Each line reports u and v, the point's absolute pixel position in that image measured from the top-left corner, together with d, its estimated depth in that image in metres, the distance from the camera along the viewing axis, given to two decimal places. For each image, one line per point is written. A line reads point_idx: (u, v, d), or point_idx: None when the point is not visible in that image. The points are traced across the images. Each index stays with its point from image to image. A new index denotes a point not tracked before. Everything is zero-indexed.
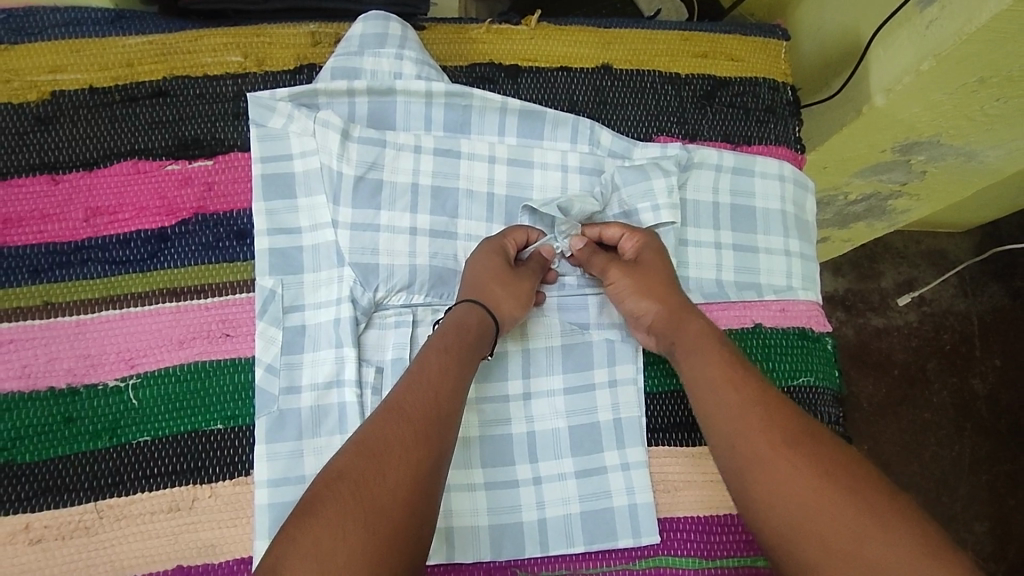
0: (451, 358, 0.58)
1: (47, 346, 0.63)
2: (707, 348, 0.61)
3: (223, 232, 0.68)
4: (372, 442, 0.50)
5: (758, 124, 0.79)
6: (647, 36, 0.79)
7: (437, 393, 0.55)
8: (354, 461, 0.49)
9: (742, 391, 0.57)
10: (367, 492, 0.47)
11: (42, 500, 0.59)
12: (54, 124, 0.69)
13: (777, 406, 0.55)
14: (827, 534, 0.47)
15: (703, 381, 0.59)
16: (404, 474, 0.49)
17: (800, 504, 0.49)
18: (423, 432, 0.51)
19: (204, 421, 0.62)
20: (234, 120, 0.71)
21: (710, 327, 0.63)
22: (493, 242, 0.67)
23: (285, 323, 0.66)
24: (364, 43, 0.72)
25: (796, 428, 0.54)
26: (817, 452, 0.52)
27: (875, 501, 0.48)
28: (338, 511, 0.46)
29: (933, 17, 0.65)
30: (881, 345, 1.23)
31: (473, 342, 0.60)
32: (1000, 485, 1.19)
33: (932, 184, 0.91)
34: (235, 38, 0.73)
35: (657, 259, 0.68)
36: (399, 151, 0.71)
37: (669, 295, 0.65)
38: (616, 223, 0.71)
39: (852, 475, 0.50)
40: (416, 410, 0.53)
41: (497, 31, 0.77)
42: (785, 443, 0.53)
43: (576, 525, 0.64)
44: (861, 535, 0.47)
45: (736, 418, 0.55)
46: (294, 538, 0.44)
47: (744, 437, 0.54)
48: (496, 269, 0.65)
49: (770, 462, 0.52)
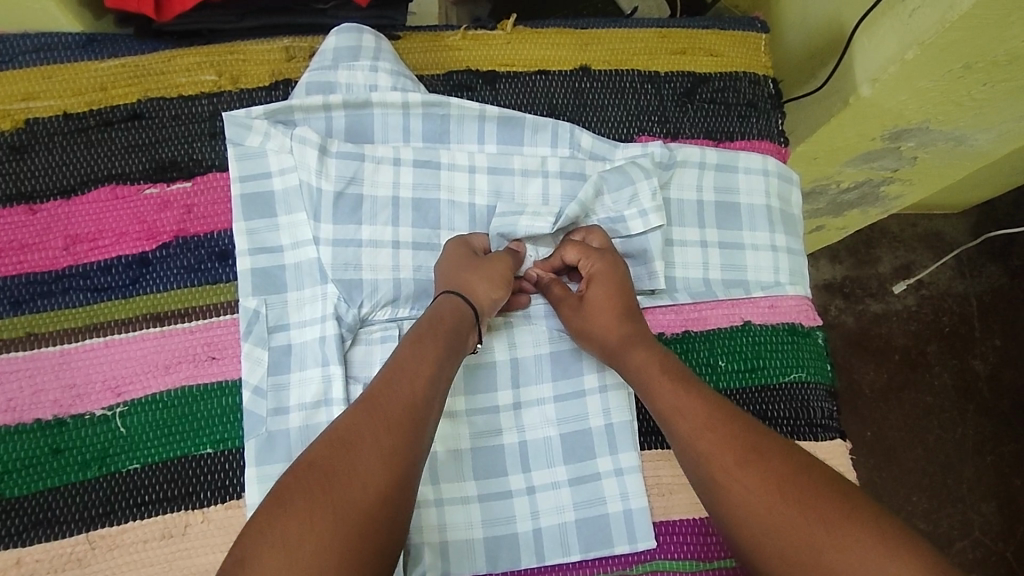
0: (428, 349, 0.57)
1: (31, 378, 0.63)
2: (652, 377, 0.60)
3: (205, 254, 0.67)
4: (343, 433, 0.50)
5: (740, 118, 0.79)
6: (625, 35, 0.79)
7: (412, 383, 0.54)
8: (324, 451, 0.49)
9: (689, 415, 0.56)
10: (337, 482, 0.47)
11: (34, 534, 0.59)
12: (29, 152, 0.68)
13: (724, 425, 0.55)
14: (788, 550, 0.47)
15: (658, 407, 0.59)
16: (373, 465, 0.48)
17: (765, 526, 0.49)
18: (397, 423, 0.51)
19: (194, 445, 0.62)
20: (211, 140, 0.70)
21: (655, 354, 0.62)
22: (456, 239, 0.68)
23: (271, 343, 0.65)
24: (338, 56, 0.71)
25: (744, 443, 0.53)
26: (769, 465, 0.51)
27: (831, 505, 0.48)
28: (306, 501, 0.45)
29: (915, 5, 0.64)
30: (881, 330, 1.23)
31: (452, 330, 0.60)
32: (1005, 465, 1.19)
33: (923, 169, 0.91)
34: (208, 57, 0.72)
35: (605, 296, 0.66)
36: (378, 164, 0.70)
37: (615, 323, 0.64)
38: (571, 245, 0.69)
39: (807, 482, 0.50)
40: (393, 399, 0.52)
41: (473, 37, 0.77)
42: (734, 464, 0.52)
43: (572, 534, 0.64)
44: (815, 544, 0.46)
45: (689, 444, 0.55)
46: (264, 529, 0.44)
47: (699, 463, 0.54)
48: (466, 262, 0.65)
49: (726, 488, 0.51)
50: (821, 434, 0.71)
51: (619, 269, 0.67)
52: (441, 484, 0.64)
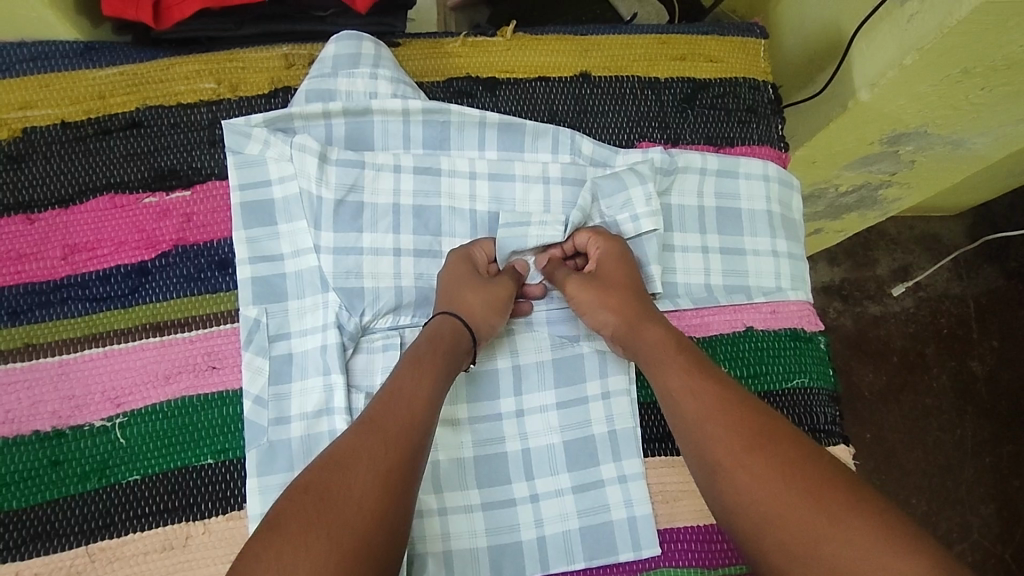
0: (426, 369, 0.57)
1: (30, 389, 0.62)
2: (666, 358, 0.60)
3: (205, 263, 0.67)
4: (340, 455, 0.49)
5: (740, 124, 0.79)
6: (625, 41, 0.79)
7: (409, 404, 0.54)
8: (321, 474, 0.48)
9: (699, 399, 0.56)
10: (332, 505, 0.46)
11: (33, 547, 0.59)
12: (27, 161, 0.68)
13: (737, 411, 0.54)
14: (790, 541, 0.47)
15: (666, 391, 0.59)
16: (369, 483, 0.48)
17: (767, 514, 0.48)
18: (394, 443, 0.51)
19: (195, 456, 0.62)
20: (211, 148, 0.70)
21: (670, 332, 0.63)
22: (458, 251, 0.68)
23: (272, 353, 0.65)
24: (338, 63, 0.71)
25: (754, 430, 0.53)
26: (778, 453, 0.51)
27: (837, 495, 0.48)
28: (301, 524, 0.45)
29: (914, 11, 0.64)
30: (879, 333, 1.23)
31: (453, 351, 0.61)
32: (1003, 466, 1.19)
33: (920, 173, 0.91)
34: (207, 65, 0.72)
35: (618, 268, 0.68)
36: (378, 171, 0.70)
37: (625, 297, 0.65)
38: (585, 230, 0.71)
39: (816, 474, 0.49)
40: (389, 421, 0.52)
41: (473, 44, 0.77)
42: (742, 450, 0.52)
43: (576, 542, 0.63)
44: (817, 535, 0.46)
45: (697, 427, 0.55)
46: (257, 553, 0.44)
47: (705, 448, 0.54)
48: (468, 278, 0.65)
49: (732, 473, 0.51)
50: (824, 439, 0.71)
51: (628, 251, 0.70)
52: (445, 493, 0.63)
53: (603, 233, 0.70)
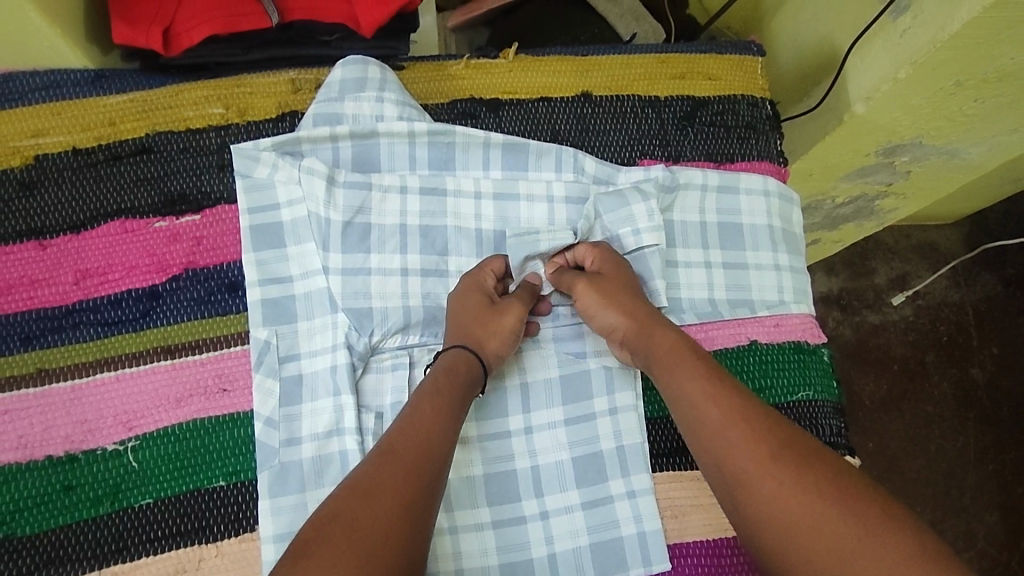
0: (439, 399, 0.58)
1: (42, 414, 0.63)
2: (683, 364, 0.60)
3: (215, 285, 0.68)
4: (366, 483, 0.50)
5: (740, 140, 0.80)
6: (625, 61, 0.80)
7: (426, 433, 0.55)
8: (348, 502, 0.48)
9: (721, 408, 0.56)
10: (358, 534, 0.46)
11: (47, 572, 0.59)
12: (39, 188, 0.69)
13: (759, 421, 0.54)
14: (815, 556, 0.47)
15: (681, 399, 0.59)
16: (392, 512, 0.48)
17: (791, 525, 0.49)
18: (414, 473, 0.52)
19: (207, 479, 0.62)
20: (220, 172, 0.71)
21: (682, 339, 0.63)
22: (468, 276, 0.69)
23: (282, 374, 0.66)
24: (344, 88, 0.72)
25: (779, 442, 0.53)
26: (804, 467, 0.51)
27: (865, 509, 0.48)
28: (330, 551, 0.45)
29: (905, 26, 0.66)
30: (879, 342, 1.24)
31: (465, 385, 0.61)
32: (1007, 473, 1.20)
33: (916, 183, 0.92)
34: (215, 90, 0.73)
35: (617, 269, 0.70)
36: (385, 193, 0.71)
37: (636, 304, 0.66)
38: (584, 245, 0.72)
39: (842, 487, 0.50)
40: (408, 451, 0.53)
41: (475, 65, 0.78)
42: (766, 459, 0.52)
43: (586, 558, 0.64)
44: (845, 551, 0.46)
45: (719, 436, 0.55)
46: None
47: (727, 459, 0.54)
48: (478, 306, 0.66)
49: (756, 484, 0.51)
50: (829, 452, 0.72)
51: (623, 267, 0.70)
52: (455, 511, 0.64)
53: (599, 252, 0.71)
